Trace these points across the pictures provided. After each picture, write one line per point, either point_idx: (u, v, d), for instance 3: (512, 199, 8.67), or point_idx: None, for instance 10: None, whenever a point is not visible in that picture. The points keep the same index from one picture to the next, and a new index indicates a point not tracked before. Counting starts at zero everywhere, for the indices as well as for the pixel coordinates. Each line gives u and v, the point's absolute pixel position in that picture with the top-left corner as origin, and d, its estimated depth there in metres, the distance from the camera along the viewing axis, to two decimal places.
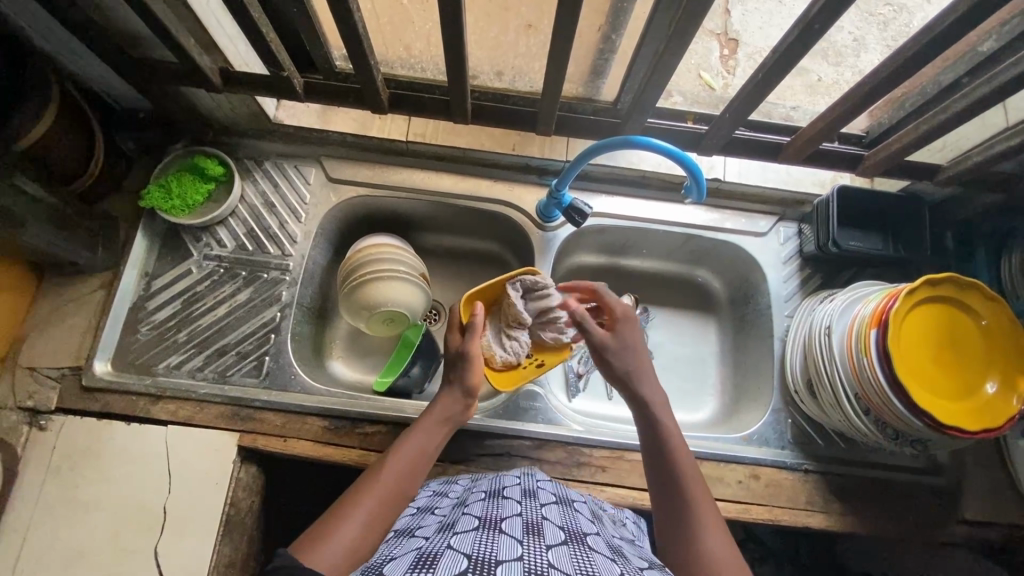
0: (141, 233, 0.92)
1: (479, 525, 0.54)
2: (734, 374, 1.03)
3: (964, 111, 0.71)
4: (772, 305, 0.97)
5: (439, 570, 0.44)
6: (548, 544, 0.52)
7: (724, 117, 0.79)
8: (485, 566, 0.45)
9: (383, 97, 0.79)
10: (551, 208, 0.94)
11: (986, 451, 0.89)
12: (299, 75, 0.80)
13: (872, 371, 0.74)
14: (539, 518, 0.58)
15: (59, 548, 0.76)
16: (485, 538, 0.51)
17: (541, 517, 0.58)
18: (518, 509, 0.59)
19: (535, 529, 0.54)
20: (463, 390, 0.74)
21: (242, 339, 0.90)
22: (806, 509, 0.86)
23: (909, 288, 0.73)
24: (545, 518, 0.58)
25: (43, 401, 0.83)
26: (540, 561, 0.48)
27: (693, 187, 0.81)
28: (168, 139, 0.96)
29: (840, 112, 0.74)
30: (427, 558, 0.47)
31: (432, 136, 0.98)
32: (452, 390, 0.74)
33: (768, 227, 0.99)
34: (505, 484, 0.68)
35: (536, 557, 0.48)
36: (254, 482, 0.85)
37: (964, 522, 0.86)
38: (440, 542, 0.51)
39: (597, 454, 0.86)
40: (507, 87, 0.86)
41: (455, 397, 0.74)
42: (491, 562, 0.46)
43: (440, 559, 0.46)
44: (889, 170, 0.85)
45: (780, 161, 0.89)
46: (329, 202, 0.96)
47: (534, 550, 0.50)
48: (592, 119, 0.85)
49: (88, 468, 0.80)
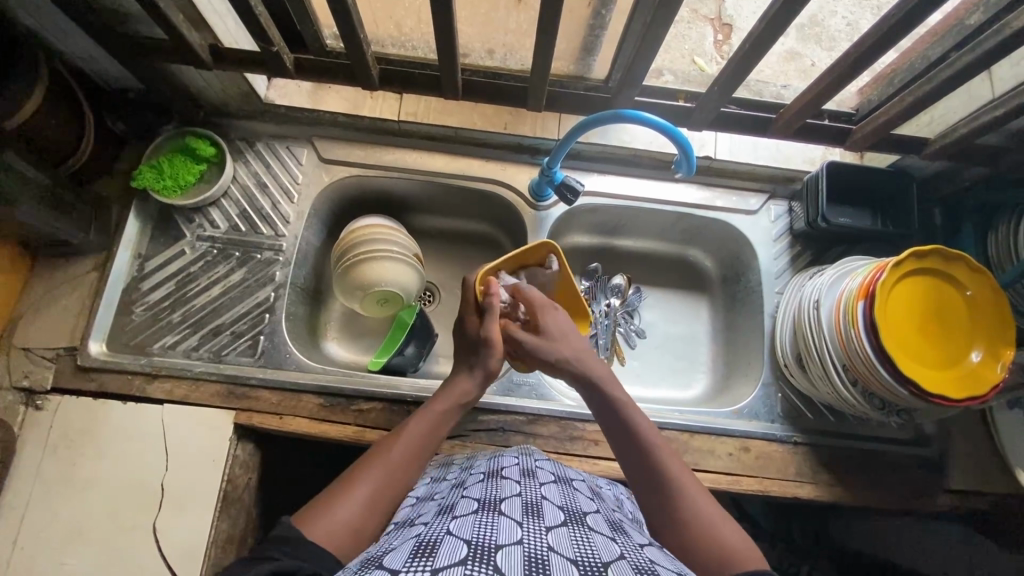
0: (133, 214, 0.92)
1: (478, 509, 0.54)
2: (725, 351, 1.04)
3: (951, 81, 0.71)
4: (763, 282, 0.98)
5: (440, 558, 0.44)
6: (547, 527, 0.51)
7: (712, 92, 0.79)
8: (485, 553, 0.45)
9: (373, 73, 0.79)
10: (551, 183, 0.92)
11: (972, 422, 0.91)
12: (289, 52, 0.80)
13: (859, 342, 0.75)
14: (537, 498, 0.58)
15: (57, 525, 0.77)
16: (484, 521, 0.51)
17: (539, 497, 0.58)
18: (517, 489, 0.59)
19: (534, 510, 0.54)
20: (485, 373, 0.75)
21: (237, 319, 0.90)
22: (796, 480, 0.87)
23: (896, 260, 0.74)
24: (544, 498, 0.58)
25: (39, 381, 0.83)
26: (540, 544, 0.48)
27: (682, 161, 0.82)
28: (159, 120, 0.96)
29: (828, 86, 0.75)
30: (428, 547, 0.46)
31: (424, 115, 0.98)
32: (474, 374, 0.75)
33: (758, 205, 1.00)
34: (503, 464, 0.67)
35: (535, 541, 0.48)
36: (251, 459, 0.86)
37: (950, 492, 0.88)
38: (440, 528, 0.51)
39: (590, 428, 0.87)
40: (498, 64, 0.86)
41: (475, 379, 0.75)
42: (491, 547, 0.46)
43: (440, 547, 0.46)
44: (878, 144, 0.85)
45: (770, 137, 0.89)
46: (322, 182, 0.96)
47: (533, 533, 0.49)
48: (583, 96, 0.85)
49: (85, 446, 0.80)
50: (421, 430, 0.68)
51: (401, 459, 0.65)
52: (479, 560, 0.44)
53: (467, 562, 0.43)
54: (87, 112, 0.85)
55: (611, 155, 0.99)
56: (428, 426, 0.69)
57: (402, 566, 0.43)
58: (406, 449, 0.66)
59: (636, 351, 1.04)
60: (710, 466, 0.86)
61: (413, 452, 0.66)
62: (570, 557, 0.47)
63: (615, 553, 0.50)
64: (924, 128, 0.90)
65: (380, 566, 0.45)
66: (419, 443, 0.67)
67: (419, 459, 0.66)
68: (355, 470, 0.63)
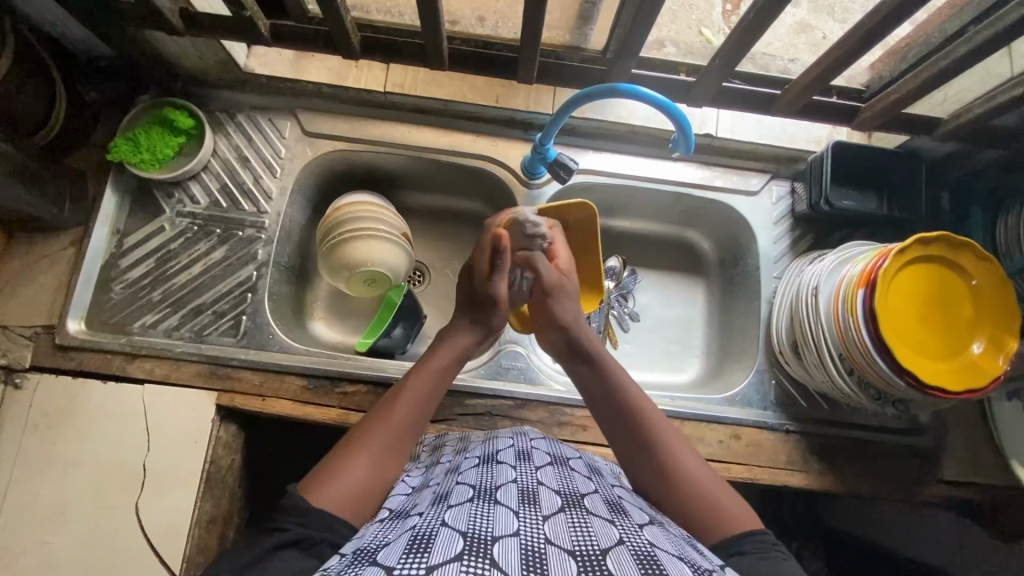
0: (110, 188, 0.88)
1: (474, 497, 0.52)
2: (720, 336, 1.02)
3: (970, 57, 0.67)
4: (761, 266, 0.95)
5: (433, 555, 0.42)
6: (544, 515, 0.49)
7: (714, 65, 0.75)
8: (480, 546, 0.43)
9: (354, 42, 0.75)
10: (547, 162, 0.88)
11: (968, 412, 0.89)
12: (265, 17, 0.75)
13: (857, 332, 0.73)
14: (534, 483, 0.55)
15: (36, 504, 0.76)
16: (479, 511, 0.48)
17: (536, 482, 0.56)
18: (514, 474, 0.57)
19: (530, 497, 0.52)
20: (485, 331, 0.75)
21: (219, 298, 0.88)
22: (786, 468, 0.86)
23: (900, 247, 0.71)
24: (541, 483, 0.56)
25: (17, 360, 0.81)
26: (536, 536, 0.45)
27: (680, 140, 0.78)
28: (134, 89, 0.91)
29: (838, 59, 0.70)
30: (422, 541, 0.44)
31: (411, 87, 0.93)
32: (473, 330, 0.74)
33: (760, 185, 0.96)
34: (499, 448, 0.65)
35: (532, 532, 0.46)
36: (234, 440, 0.85)
37: (942, 482, 0.87)
38: (434, 519, 0.48)
39: (579, 414, 0.86)
40: (490, 33, 0.81)
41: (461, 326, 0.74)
42: (487, 540, 0.44)
43: (435, 541, 0.43)
44: (887, 123, 0.81)
45: (773, 114, 0.85)
46: (306, 156, 0.93)
47: (530, 522, 0.47)
48: (577, 68, 0.80)
49: (64, 426, 0.79)
50: (422, 390, 0.66)
51: (403, 422, 0.63)
52: (474, 555, 0.42)
53: (462, 558, 0.41)
54: (56, 80, 0.81)
55: (607, 130, 0.95)
56: (428, 386, 0.67)
57: (397, 562, 0.41)
58: (408, 410, 0.64)
59: (628, 334, 1.02)
60: (699, 453, 0.85)
61: (415, 411, 0.65)
62: (568, 547, 0.45)
63: (614, 537, 0.47)
64: (937, 107, 0.85)
65: (374, 562, 0.42)
66: (420, 402, 0.66)
67: (420, 417, 0.65)
68: (359, 435, 0.62)
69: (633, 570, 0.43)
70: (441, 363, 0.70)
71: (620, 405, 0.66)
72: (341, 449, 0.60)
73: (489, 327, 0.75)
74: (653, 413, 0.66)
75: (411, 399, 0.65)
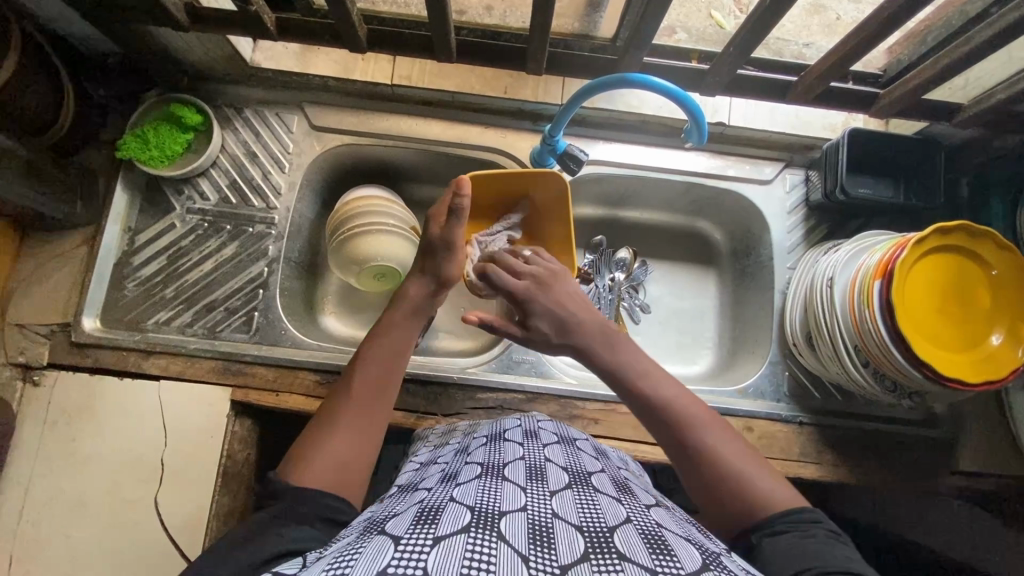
0: (120, 186, 0.89)
1: (482, 474, 0.52)
2: (732, 327, 1.02)
3: (995, 41, 0.65)
4: (774, 257, 0.94)
5: (442, 526, 0.41)
6: (551, 490, 0.49)
7: (727, 54, 0.73)
8: (488, 520, 0.42)
9: (360, 35, 0.74)
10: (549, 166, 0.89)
11: (986, 403, 0.88)
12: (270, 11, 0.74)
13: (873, 323, 0.72)
14: (541, 461, 0.55)
15: (58, 499, 0.77)
16: (487, 487, 0.48)
17: (543, 459, 0.56)
18: (520, 453, 0.57)
19: (538, 474, 0.52)
20: (435, 278, 0.73)
21: (231, 294, 0.88)
22: (799, 460, 0.86)
23: (919, 236, 0.70)
24: (547, 461, 0.56)
25: (35, 357, 0.83)
26: (544, 510, 0.45)
27: (692, 130, 0.77)
28: (142, 86, 0.91)
29: (857, 45, 0.68)
30: (429, 514, 0.43)
31: (418, 79, 0.91)
32: (424, 278, 0.73)
33: (773, 174, 0.94)
34: (506, 427, 0.65)
35: (539, 507, 0.45)
36: (249, 435, 0.86)
37: (958, 473, 0.86)
38: (442, 495, 0.48)
39: (590, 407, 0.86)
40: (498, 23, 0.80)
41: (425, 285, 0.73)
42: (495, 514, 0.43)
43: (442, 516, 0.43)
44: (906, 110, 0.79)
45: (788, 102, 0.83)
46: (314, 151, 0.92)
47: (537, 498, 0.47)
48: (587, 58, 0.79)
49: (82, 423, 0.80)
50: (382, 353, 0.67)
51: (368, 387, 0.63)
52: (482, 528, 0.41)
53: (469, 531, 0.41)
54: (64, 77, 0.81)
55: (616, 120, 0.93)
56: (389, 347, 0.68)
57: (404, 533, 0.40)
58: (370, 375, 0.64)
59: (639, 326, 1.02)
60: None
61: (376, 374, 0.65)
62: (576, 522, 0.44)
63: (621, 516, 0.47)
64: (957, 92, 0.83)
65: (381, 532, 0.42)
66: (382, 364, 0.66)
67: (386, 377, 0.65)
68: (329, 412, 0.62)
69: (642, 549, 0.42)
70: (396, 320, 0.70)
71: (657, 407, 0.61)
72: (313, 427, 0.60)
73: (440, 275, 0.73)
74: (686, 403, 0.61)
75: (373, 364, 0.65)
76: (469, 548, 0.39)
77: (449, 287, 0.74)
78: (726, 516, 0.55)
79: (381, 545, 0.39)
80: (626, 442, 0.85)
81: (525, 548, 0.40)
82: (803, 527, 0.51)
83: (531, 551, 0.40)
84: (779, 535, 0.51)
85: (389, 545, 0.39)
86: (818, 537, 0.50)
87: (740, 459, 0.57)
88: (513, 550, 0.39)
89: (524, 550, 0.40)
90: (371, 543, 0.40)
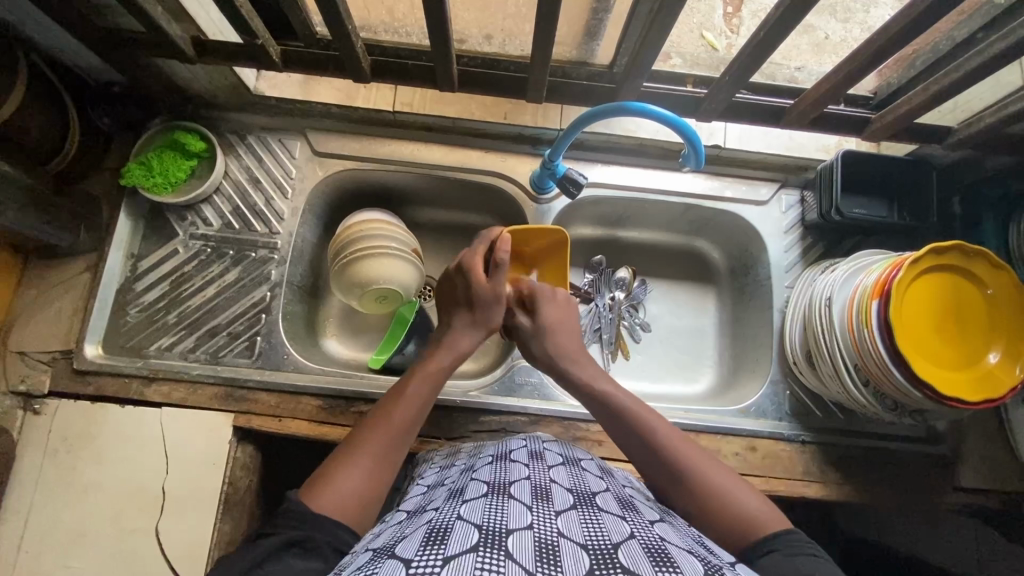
0: (124, 213, 0.89)
1: (488, 492, 0.52)
2: (732, 345, 1.02)
3: (983, 68, 0.66)
4: (773, 275, 0.95)
5: (451, 546, 0.41)
6: (557, 510, 0.49)
7: (723, 81, 0.75)
8: (496, 539, 0.42)
9: (364, 64, 0.75)
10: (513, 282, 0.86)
11: (986, 418, 0.89)
12: (276, 43, 0.76)
13: (872, 343, 0.73)
14: (547, 481, 0.55)
15: (57, 531, 0.76)
16: (494, 505, 0.48)
17: (549, 480, 0.56)
18: (526, 472, 0.57)
19: (543, 493, 0.52)
20: (485, 329, 0.75)
21: (233, 319, 0.89)
22: (803, 478, 0.86)
23: (913, 257, 0.71)
24: (553, 481, 0.56)
25: (36, 385, 0.83)
26: (550, 529, 0.45)
27: (690, 155, 0.78)
28: (146, 115, 0.93)
29: (849, 73, 0.70)
30: (438, 534, 0.43)
31: (420, 106, 0.93)
32: (474, 329, 0.74)
33: (769, 195, 0.96)
34: (511, 447, 0.65)
35: (546, 525, 0.46)
36: (252, 461, 0.86)
37: (961, 490, 0.87)
38: (450, 513, 0.48)
39: (594, 428, 0.86)
40: (498, 51, 0.81)
41: (473, 331, 0.74)
42: (502, 532, 0.43)
43: (451, 535, 0.43)
44: (897, 133, 0.81)
45: (782, 126, 0.85)
46: (317, 176, 0.93)
47: (543, 517, 0.47)
48: (586, 86, 0.82)
49: (83, 451, 0.80)
50: (422, 394, 0.67)
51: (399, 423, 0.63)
52: (490, 546, 0.41)
53: (478, 550, 0.41)
54: (68, 106, 0.82)
55: (615, 144, 0.95)
56: (428, 390, 0.68)
57: (415, 555, 0.41)
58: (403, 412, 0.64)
59: (641, 345, 1.02)
60: None
61: (412, 417, 0.65)
62: (581, 541, 0.44)
63: (626, 532, 0.46)
64: (946, 115, 0.85)
65: (392, 556, 0.42)
66: (417, 407, 0.66)
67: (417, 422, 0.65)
68: (355, 438, 0.62)
69: (646, 562, 0.42)
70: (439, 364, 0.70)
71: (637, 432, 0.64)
72: (342, 454, 0.60)
73: (489, 325, 0.75)
74: (673, 438, 0.63)
75: (408, 404, 0.65)
76: (479, 567, 0.39)
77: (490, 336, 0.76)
78: (719, 540, 0.56)
79: (392, 569, 0.39)
80: (630, 463, 0.85)
81: (532, 565, 0.40)
82: (792, 545, 0.53)
83: (537, 567, 0.40)
84: (772, 553, 0.52)
85: (400, 568, 0.39)
86: (807, 555, 0.52)
87: (727, 479, 0.60)
88: (521, 567, 0.39)
89: (531, 567, 0.40)
90: (383, 566, 0.40)
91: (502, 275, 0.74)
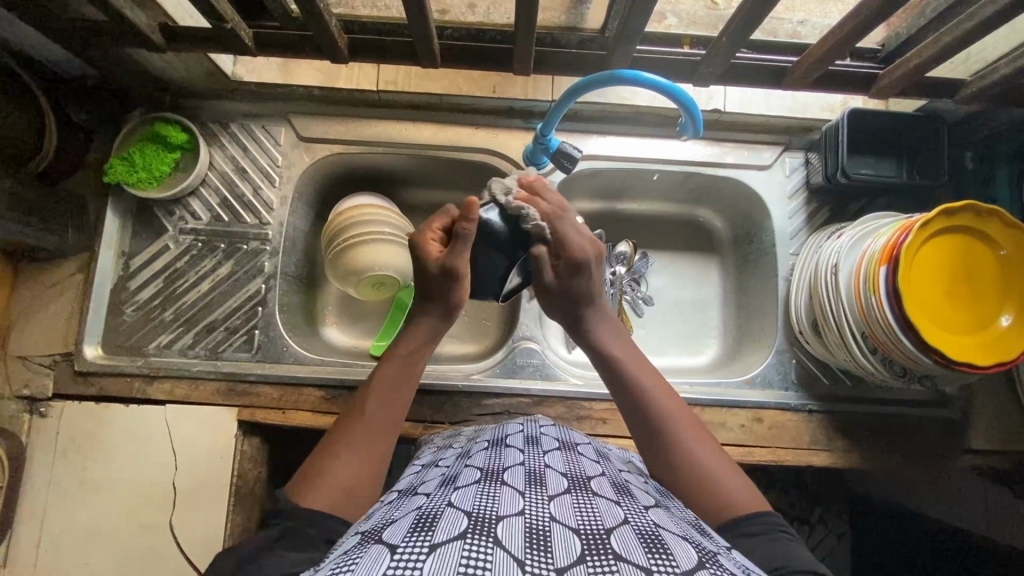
0: (111, 210, 0.88)
1: (481, 478, 0.51)
2: (737, 315, 1.01)
3: (997, 17, 0.62)
4: (778, 242, 0.92)
5: (438, 533, 0.41)
6: (550, 495, 0.49)
7: (721, 42, 0.71)
8: (485, 525, 0.42)
9: (340, 45, 0.72)
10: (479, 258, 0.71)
11: (997, 380, 0.87)
12: (246, 26, 0.73)
13: (880, 309, 0.70)
14: (541, 466, 0.55)
15: (73, 529, 0.78)
16: (486, 492, 0.48)
17: (543, 464, 0.55)
18: (521, 457, 0.57)
19: (537, 478, 0.52)
20: (447, 308, 0.69)
21: (230, 314, 0.88)
22: (810, 447, 0.86)
23: (923, 220, 0.68)
24: (548, 466, 0.55)
25: (40, 389, 0.83)
26: (542, 514, 0.45)
27: (688, 123, 0.75)
28: (124, 108, 0.90)
29: (853, 29, 0.66)
30: (426, 520, 0.43)
31: (405, 83, 0.89)
32: (435, 310, 0.69)
33: (772, 159, 0.92)
34: (508, 432, 0.65)
35: (537, 511, 0.45)
36: (259, 453, 0.87)
37: (970, 451, 0.86)
38: (440, 500, 0.47)
39: (598, 407, 0.86)
40: (483, 20, 0.80)
41: (438, 314, 0.69)
42: (491, 519, 0.43)
43: (439, 522, 0.42)
44: (905, 88, 0.77)
45: (784, 87, 0.81)
46: (304, 163, 0.91)
47: (535, 502, 0.47)
48: (576, 53, 0.77)
49: (91, 450, 0.80)
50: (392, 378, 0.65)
51: (380, 414, 0.62)
52: (479, 534, 0.41)
53: (465, 536, 0.40)
54: (41, 102, 0.79)
55: (611, 114, 0.91)
56: (398, 371, 0.66)
57: (400, 541, 0.40)
58: (383, 407, 0.63)
59: (643, 319, 1.01)
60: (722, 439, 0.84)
61: (387, 403, 0.63)
62: (574, 525, 0.44)
63: (619, 518, 0.46)
64: (958, 67, 0.81)
65: (378, 541, 0.41)
66: (391, 391, 0.64)
67: (396, 407, 0.64)
68: (338, 433, 0.61)
69: (638, 549, 0.41)
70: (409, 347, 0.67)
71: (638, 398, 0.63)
72: (324, 448, 0.59)
73: (449, 303, 0.69)
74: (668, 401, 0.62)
75: (381, 391, 0.64)
76: (465, 555, 0.38)
77: (458, 311, 0.70)
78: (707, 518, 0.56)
79: (377, 555, 0.39)
80: (635, 439, 0.85)
81: (521, 552, 0.39)
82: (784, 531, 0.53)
83: (527, 554, 0.39)
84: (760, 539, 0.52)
85: (385, 554, 0.39)
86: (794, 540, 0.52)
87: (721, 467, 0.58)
88: (509, 554, 0.39)
89: (520, 553, 0.39)
90: (368, 552, 0.40)
91: (464, 250, 0.66)
